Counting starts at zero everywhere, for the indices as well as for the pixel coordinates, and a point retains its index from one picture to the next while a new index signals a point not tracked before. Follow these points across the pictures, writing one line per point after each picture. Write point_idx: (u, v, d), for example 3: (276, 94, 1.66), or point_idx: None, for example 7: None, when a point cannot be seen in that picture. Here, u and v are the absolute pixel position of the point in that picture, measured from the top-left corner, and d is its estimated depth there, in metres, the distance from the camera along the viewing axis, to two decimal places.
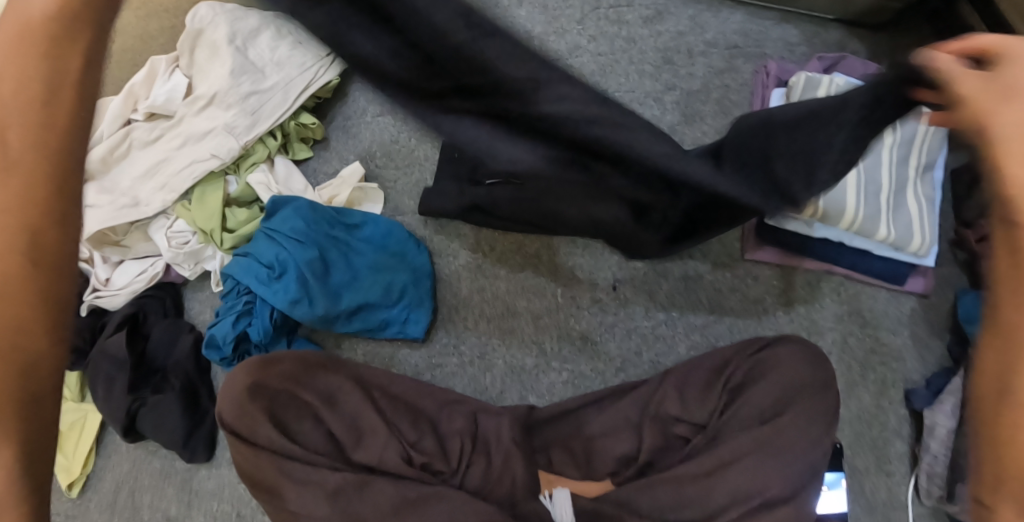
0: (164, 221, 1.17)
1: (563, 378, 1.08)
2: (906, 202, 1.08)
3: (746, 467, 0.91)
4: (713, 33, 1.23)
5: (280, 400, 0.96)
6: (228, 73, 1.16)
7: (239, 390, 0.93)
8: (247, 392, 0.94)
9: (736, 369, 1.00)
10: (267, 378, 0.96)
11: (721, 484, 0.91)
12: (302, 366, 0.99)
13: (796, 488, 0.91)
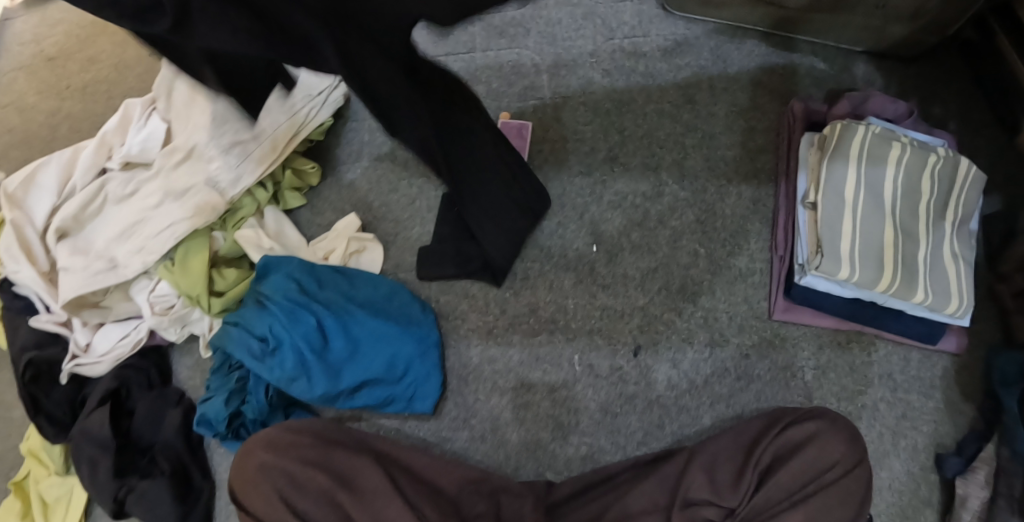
0: (146, 282, 1.08)
1: (582, 452, 1.03)
2: (943, 263, 1.01)
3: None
4: (735, 69, 1.17)
5: (293, 481, 0.92)
6: (210, 121, 1.05)
7: (252, 468, 0.93)
8: (260, 469, 0.93)
9: (767, 446, 0.96)
10: (282, 456, 0.94)
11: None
12: (316, 444, 0.96)
13: None
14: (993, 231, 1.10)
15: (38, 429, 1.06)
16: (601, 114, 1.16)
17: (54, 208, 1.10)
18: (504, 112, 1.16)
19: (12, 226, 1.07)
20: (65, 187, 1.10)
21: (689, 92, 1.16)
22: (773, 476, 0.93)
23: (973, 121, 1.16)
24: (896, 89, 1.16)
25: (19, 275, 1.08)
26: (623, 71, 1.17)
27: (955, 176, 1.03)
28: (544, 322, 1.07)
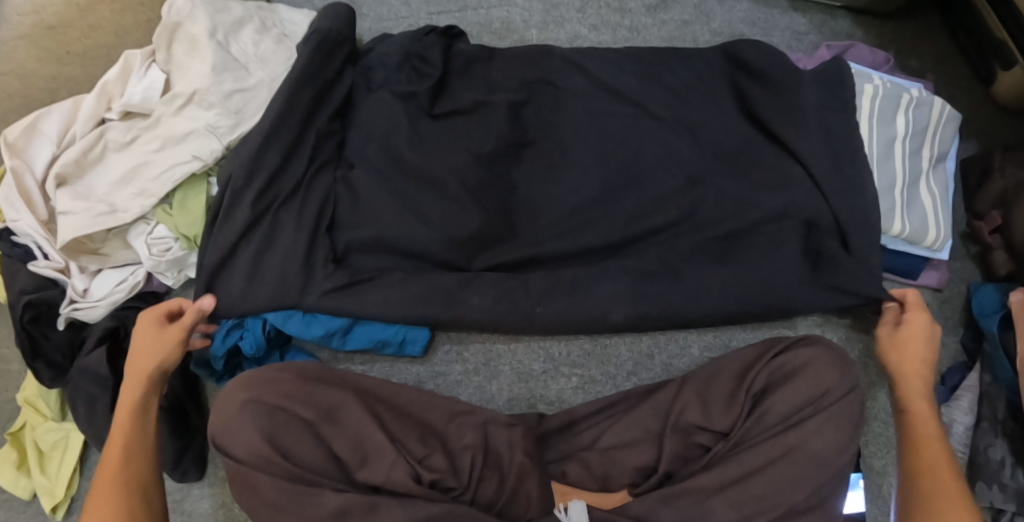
0: (144, 226, 1.10)
1: (573, 383, 1.06)
2: (920, 196, 1.05)
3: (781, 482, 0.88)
4: (719, 22, 1.20)
5: (276, 418, 0.87)
6: (210, 69, 1.09)
7: (234, 406, 0.87)
8: (242, 408, 0.87)
9: (759, 372, 0.96)
10: (261, 394, 0.88)
11: (751, 484, 0.89)
12: (300, 380, 0.91)
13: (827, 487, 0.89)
14: (971, 172, 1.12)
15: (36, 375, 1.08)
16: None
17: (54, 157, 1.12)
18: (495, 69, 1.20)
19: (12, 173, 1.09)
20: (65, 136, 1.13)
21: (674, 44, 1.20)
22: (767, 400, 0.94)
23: (945, 71, 1.18)
24: (875, 40, 1.19)
25: (18, 223, 1.09)
26: (609, 26, 1.21)
27: (930, 116, 1.07)
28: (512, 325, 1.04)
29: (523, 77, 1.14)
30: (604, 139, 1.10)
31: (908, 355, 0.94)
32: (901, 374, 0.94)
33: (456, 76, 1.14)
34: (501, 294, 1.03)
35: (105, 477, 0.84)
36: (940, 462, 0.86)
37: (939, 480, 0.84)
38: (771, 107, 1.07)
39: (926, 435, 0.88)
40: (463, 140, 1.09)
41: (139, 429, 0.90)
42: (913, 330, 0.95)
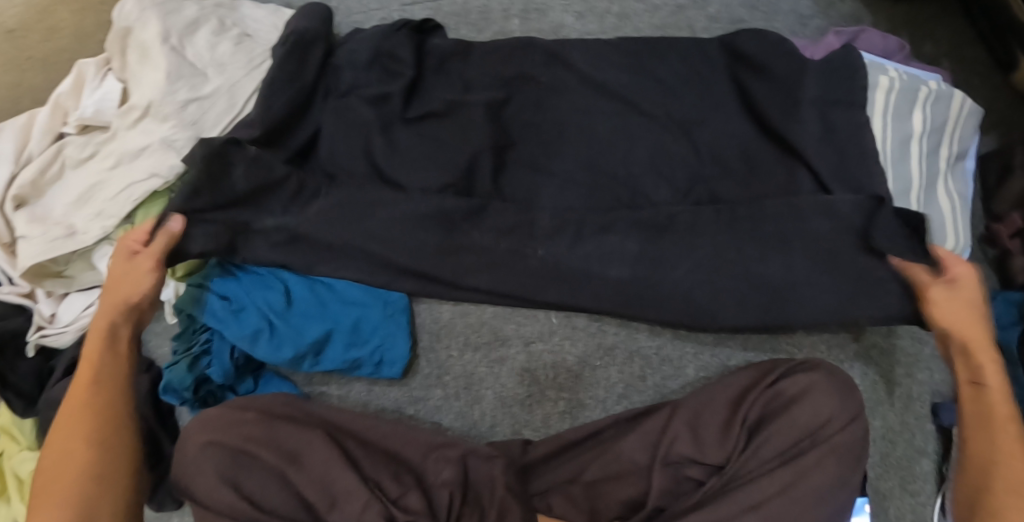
0: (108, 249, 1.05)
1: (561, 408, 0.99)
2: (937, 199, 0.97)
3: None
4: (717, 6, 1.10)
5: (235, 462, 0.82)
6: (163, 78, 1.02)
7: (194, 449, 0.83)
8: (200, 450, 0.83)
9: (754, 400, 0.86)
10: (221, 437, 0.84)
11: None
12: (263, 420, 0.86)
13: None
14: (988, 170, 1.04)
15: (8, 406, 1.04)
16: None
17: (13, 177, 1.06)
18: None
19: None
20: (21, 154, 1.07)
21: (666, 32, 1.10)
22: (762, 431, 0.84)
23: (964, 56, 1.08)
24: (886, 23, 1.09)
25: None
26: (597, 13, 1.11)
27: (949, 111, 0.98)
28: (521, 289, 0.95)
29: (499, 77, 1.04)
30: (592, 140, 1.00)
31: (965, 317, 0.84)
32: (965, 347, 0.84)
33: (429, 82, 1.05)
34: (506, 231, 0.96)
35: (65, 427, 0.83)
36: (1008, 438, 0.79)
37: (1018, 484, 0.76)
38: (775, 98, 0.97)
39: (1002, 419, 0.80)
40: (441, 148, 1.00)
41: (104, 384, 0.87)
42: (966, 293, 0.85)
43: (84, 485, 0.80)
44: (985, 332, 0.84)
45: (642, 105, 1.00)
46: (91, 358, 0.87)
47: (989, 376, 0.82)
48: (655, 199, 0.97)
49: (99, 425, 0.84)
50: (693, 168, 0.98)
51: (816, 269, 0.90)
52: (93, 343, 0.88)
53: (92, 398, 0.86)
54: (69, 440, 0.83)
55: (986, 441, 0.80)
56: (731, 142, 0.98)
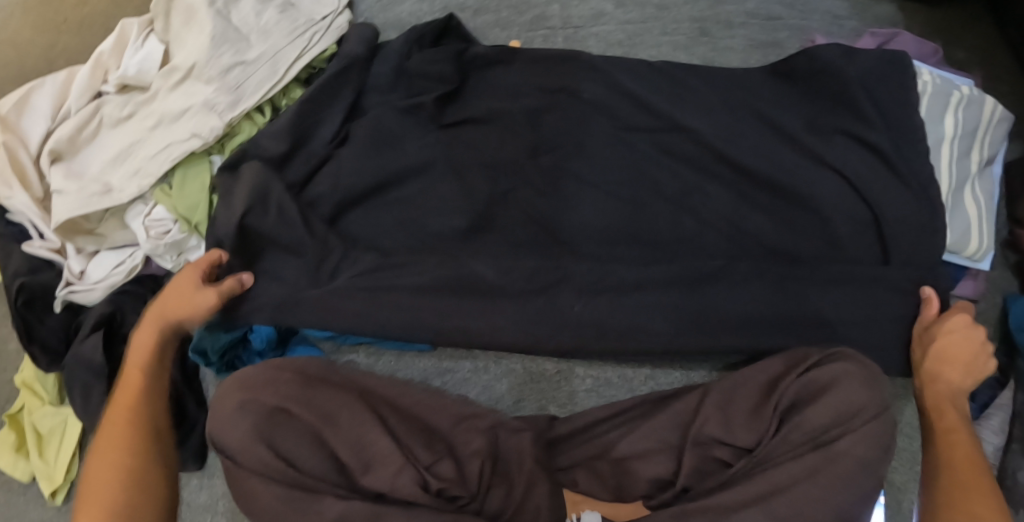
0: (142, 207, 1.05)
1: (587, 386, 1.00)
2: (964, 202, 0.99)
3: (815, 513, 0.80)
4: (755, 3, 1.12)
5: (268, 419, 0.81)
6: (209, 41, 1.03)
7: (230, 407, 0.82)
8: (235, 409, 0.82)
9: (786, 387, 0.86)
10: (257, 394, 0.83)
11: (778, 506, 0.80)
12: (301, 382, 0.85)
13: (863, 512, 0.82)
14: (1013, 179, 1.06)
15: (32, 358, 1.04)
16: (613, 46, 1.11)
17: (49, 132, 1.07)
18: (514, 40, 1.12)
19: (4, 148, 1.04)
20: (59, 110, 1.08)
21: (705, 24, 1.11)
22: (794, 416, 0.85)
23: (995, 66, 1.10)
24: (921, 29, 1.11)
25: (12, 201, 1.05)
26: (637, 3, 1.13)
27: (981, 116, 1.01)
28: (551, 340, 0.96)
29: (539, 84, 1.06)
30: (626, 137, 1.03)
31: (945, 349, 0.89)
32: (937, 388, 0.89)
33: (472, 71, 1.07)
34: (535, 287, 0.97)
35: (107, 448, 0.83)
36: (961, 450, 0.84)
37: (980, 497, 0.79)
38: (807, 101, 1.02)
39: (949, 430, 0.86)
40: (470, 152, 1.03)
41: (148, 408, 0.86)
42: (951, 329, 0.90)
43: (119, 492, 0.79)
44: (967, 367, 0.89)
45: (675, 111, 1.02)
46: (139, 365, 0.89)
47: (947, 402, 0.88)
48: (711, 207, 1.00)
49: (148, 430, 0.85)
50: (722, 175, 1.01)
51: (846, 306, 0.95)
52: (141, 351, 0.90)
53: (143, 404, 0.86)
54: (113, 441, 0.83)
55: (938, 451, 0.85)
56: (764, 136, 1.01)
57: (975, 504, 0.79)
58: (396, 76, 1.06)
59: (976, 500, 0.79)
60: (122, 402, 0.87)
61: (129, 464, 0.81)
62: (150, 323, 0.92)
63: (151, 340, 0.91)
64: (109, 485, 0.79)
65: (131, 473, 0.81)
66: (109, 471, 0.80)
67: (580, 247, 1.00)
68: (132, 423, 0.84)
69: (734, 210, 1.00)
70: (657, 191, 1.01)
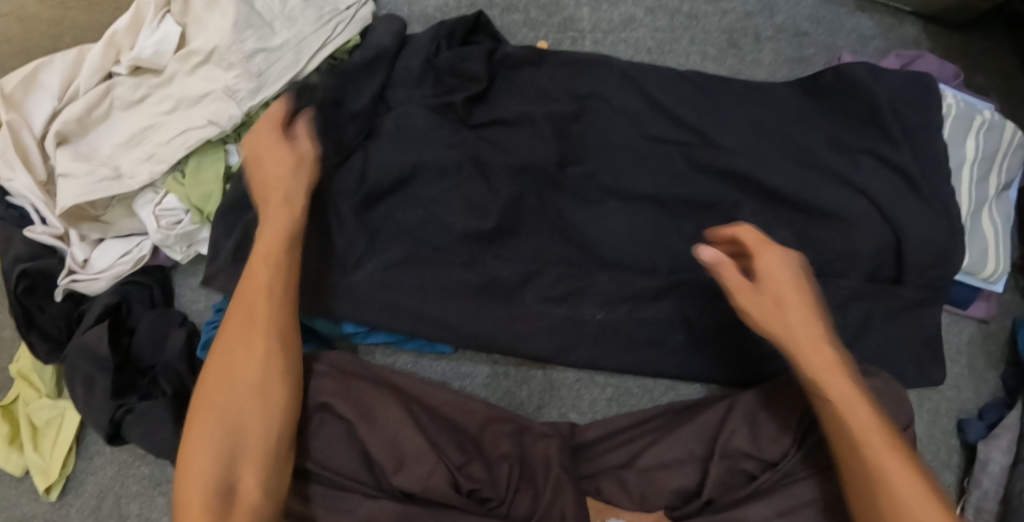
0: (152, 196, 1.01)
1: (608, 394, 1.00)
2: (982, 226, 1.00)
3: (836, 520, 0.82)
4: (784, 16, 1.12)
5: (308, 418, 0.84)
6: (232, 25, 1.00)
7: None
8: None
9: (813, 400, 0.87)
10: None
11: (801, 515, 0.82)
12: (339, 376, 0.87)
13: None
14: None
15: (31, 349, 1.00)
16: (642, 53, 1.11)
17: (55, 113, 1.03)
18: (542, 41, 1.11)
19: (8, 127, 1.00)
20: (67, 90, 1.03)
21: (734, 35, 1.11)
22: (819, 428, 0.86)
23: (1014, 91, 1.12)
24: (944, 51, 1.12)
25: (13, 183, 1.01)
26: (668, 10, 1.12)
27: (1001, 141, 1.02)
28: (572, 350, 0.97)
29: (568, 89, 1.05)
30: (654, 143, 1.03)
31: (790, 310, 0.84)
32: (797, 349, 0.83)
33: (501, 72, 1.06)
34: (558, 298, 0.97)
35: (234, 340, 0.82)
36: (845, 404, 0.80)
37: (880, 452, 0.77)
38: (837, 117, 1.01)
39: (829, 391, 0.81)
40: (502, 154, 1.01)
41: (274, 296, 0.84)
42: (784, 285, 0.85)
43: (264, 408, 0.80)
44: (818, 311, 0.85)
45: (702, 123, 1.02)
46: (270, 252, 0.86)
47: (820, 355, 0.82)
48: (738, 217, 1.00)
49: (278, 338, 0.83)
50: (750, 186, 1.01)
51: (859, 324, 0.98)
52: (270, 232, 0.87)
53: (275, 294, 0.84)
54: (256, 341, 0.82)
55: (834, 418, 0.80)
56: (788, 151, 1.01)
57: (894, 465, 0.76)
58: (423, 71, 1.05)
59: (891, 461, 0.76)
60: (254, 290, 0.84)
61: (269, 358, 0.81)
62: (281, 204, 0.88)
63: (282, 228, 0.87)
64: (254, 398, 0.79)
65: (270, 387, 0.81)
66: (250, 383, 0.80)
67: (603, 253, 0.99)
68: (268, 322, 0.83)
69: (759, 221, 1.00)
70: (688, 200, 1.00)
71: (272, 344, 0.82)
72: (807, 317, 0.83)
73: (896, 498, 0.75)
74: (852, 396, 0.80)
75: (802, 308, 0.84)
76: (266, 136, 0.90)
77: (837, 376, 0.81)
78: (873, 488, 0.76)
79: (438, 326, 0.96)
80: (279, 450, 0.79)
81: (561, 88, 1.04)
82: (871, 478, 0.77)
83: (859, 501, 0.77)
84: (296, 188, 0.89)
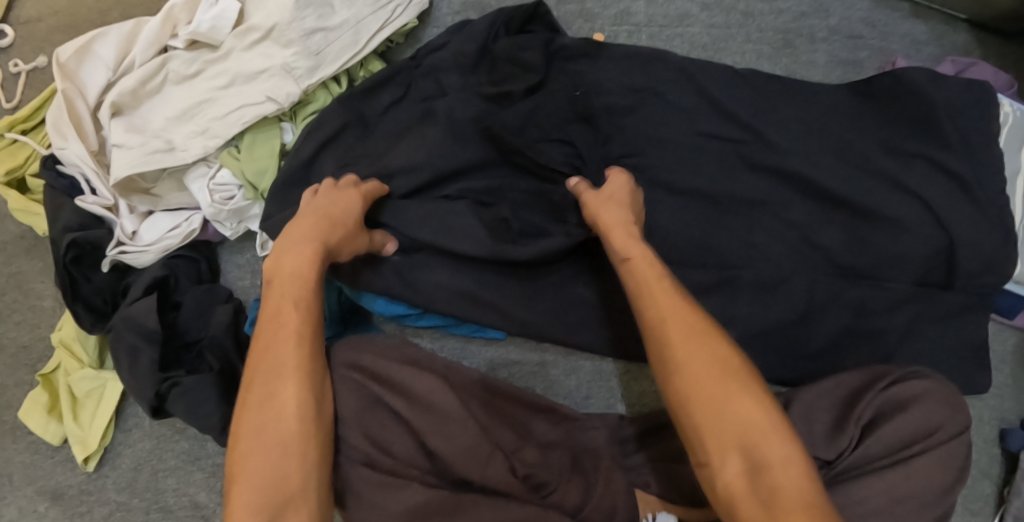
0: (206, 170, 1.01)
1: (656, 387, 1.00)
2: None
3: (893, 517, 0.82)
4: (839, 19, 1.12)
5: (367, 405, 0.80)
6: (292, 2, 0.99)
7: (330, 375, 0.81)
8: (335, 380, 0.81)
9: (870, 401, 0.87)
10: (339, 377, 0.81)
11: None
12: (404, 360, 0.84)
13: None
14: None
15: (76, 318, 0.99)
16: (697, 49, 1.11)
17: (109, 84, 1.02)
18: (598, 33, 1.11)
19: (63, 97, 0.99)
20: (122, 62, 1.02)
21: (789, 36, 1.11)
22: (879, 429, 0.85)
23: None
24: (998, 59, 1.12)
25: (66, 152, 1.00)
26: (723, 7, 1.11)
27: None
28: (621, 343, 0.97)
29: (624, 81, 1.04)
30: (708, 140, 1.03)
31: (608, 208, 0.88)
32: (622, 252, 0.83)
33: (557, 60, 1.05)
34: (611, 290, 0.97)
35: (274, 364, 0.75)
36: (655, 289, 0.78)
37: (672, 324, 0.75)
38: (892, 121, 1.01)
39: (646, 282, 0.80)
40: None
41: (306, 299, 0.79)
42: (603, 204, 0.89)
43: (300, 412, 0.74)
44: (618, 211, 0.88)
45: (756, 121, 1.02)
46: (305, 256, 0.82)
47: (629, 249, 0.83)
48: (790, 217, 1.01)
49: (310, 340, 0.78)
50: (804, 187, 1.01)
51: (905, 328, 0.99)
52: (305, 242, 0.83)
53: (308, 301, 0.79)
54: (290, 346, 0.76)
55: (638, 306, 0.79)
56: (843, 153, 1.01)
57: (691, 341, 0.74)
58: (478, 56, 1.04)
59: (692, 339, 0.74)
60: (290, 294, 0.79)
61: (309, 374, 0.76)
62: (323, 225, 0.85)
63: (314, 237, 0.83)
64: (289, 401, 0.74)
65: (311, 390, 0.75)
66: (285, 385, 0.74)
67: (660, 251, 1.01)
68: (300, 325, 0.78)
69: (809, 222, 1.00)
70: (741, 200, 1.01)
71: (308, 349, 0.77)
72: (611, 214, 0.87)
73: (690, 372, 0.73)
74: (649, 277, 0.80)
75: (620, 209, 0.88)
76: (346, 196, 0.89)
77: (628, 239, 0.85)
78: (671, 365, 0.74)
79: (491, 310, 0.96)
80: (324, 499, 0.72)
81: (618, 81, 1.04)
82: (669, 357, 0.74)
83: (667, 383, 0.74)
84: (343, 223, 0.87)
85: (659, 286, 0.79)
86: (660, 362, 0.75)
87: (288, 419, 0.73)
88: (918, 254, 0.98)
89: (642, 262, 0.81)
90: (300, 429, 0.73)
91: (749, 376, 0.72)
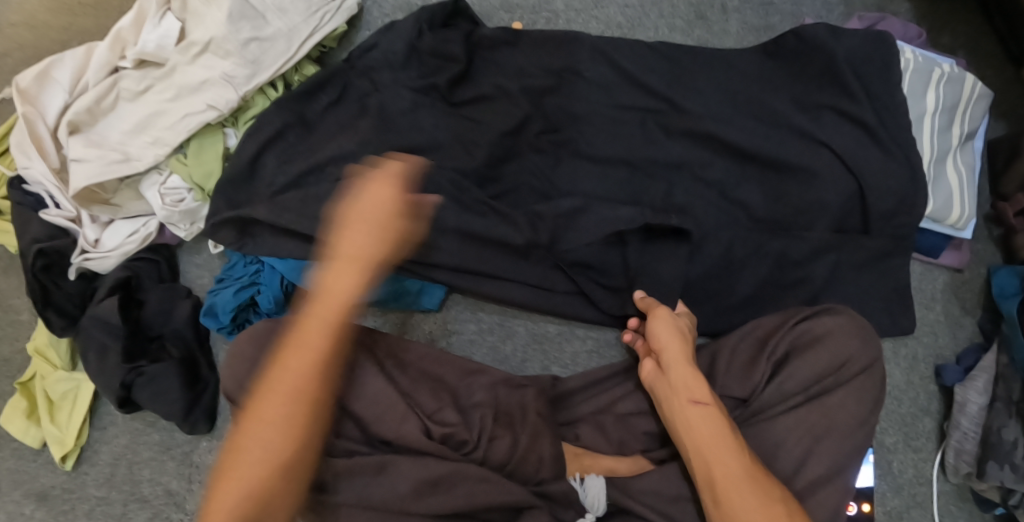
0: (156, 177, 1.08)
1: (587, 347, 1.06)
2: (946, 173, 1.04)
3: (806, 452, 0.85)
4: None
5: None
6: (227, 17, 1.07)
7: None
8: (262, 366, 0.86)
9: (782, 339, 0.91)
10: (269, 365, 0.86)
11: (778, 464, 0.85)
12: None
13: (852, 459, 0.85)
14: (995, 156, 1.11)
15: (47, 324, 1.07)
16: (613, 28, 1.17)
17: (66, 106, 1.11)
18: (517, 22, 1.17)
19: (24, 119, 1.08)
20: (77, 84, 1.11)
21: (701, 9, 1.17)
22: (787, 369, 0.89)
23: (978, 51, 1.15)
24: (908, 14, 1.16)
25: (30, 171, 1.08)
26: None
27: (961, 92, 1.05)
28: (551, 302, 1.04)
29: (545, 64, 1.10)
30: (624, 112, 1.07)
31: (675, 355, 0.90)
32: (676, 395, 0.88)
33: (479, 51, 1.12)
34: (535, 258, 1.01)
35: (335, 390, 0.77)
36: (705, 430, 0.83)
37: (726, 467, 0.81)
38: (796, 78, 1.06)
39: (706, 437, 0.83)
40: (476, 127, 1.06)
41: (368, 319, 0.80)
42: (670, 343, 0.91)
43: (294, 443, 0.75)
44: (683, 353, 0.90)
45: (673, 91, 1.07)
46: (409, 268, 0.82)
47: (694, 394, 0.87)
48: (708, 176, 1.04)
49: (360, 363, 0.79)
50: (720, 149, 1.04)
51: (829, 275, 1.01)
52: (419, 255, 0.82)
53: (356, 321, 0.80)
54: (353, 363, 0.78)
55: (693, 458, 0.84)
56: (756, 112, 1.05)
57: (738, 478, 0.80)
58: (406, 54, 1.10)
59: (737, 475, 0.80)
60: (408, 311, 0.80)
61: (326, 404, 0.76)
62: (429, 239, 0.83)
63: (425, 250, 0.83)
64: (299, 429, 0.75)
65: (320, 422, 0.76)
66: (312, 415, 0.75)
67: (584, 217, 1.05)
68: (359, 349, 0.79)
69: (727, 179, 1.04)
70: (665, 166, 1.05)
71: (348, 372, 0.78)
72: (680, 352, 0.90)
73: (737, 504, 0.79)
74: (709, 429, 0.83)
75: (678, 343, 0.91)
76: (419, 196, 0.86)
77: (693, 379, 0.88)
78: (718, 499, 0.80)
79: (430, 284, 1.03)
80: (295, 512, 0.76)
81: (538, 64, 1.10)
82: (718, 496, 0.80)
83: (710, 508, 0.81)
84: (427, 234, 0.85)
85: (717, 430, 0.83)
86: (712, 495, 0.80)
87: (285, 452, 0.74)
88: (836, 199, 1.01)
89: (711, 412, 0.84)
90: (286, 416, 0.74)
91: (775, 493, 0.79)
